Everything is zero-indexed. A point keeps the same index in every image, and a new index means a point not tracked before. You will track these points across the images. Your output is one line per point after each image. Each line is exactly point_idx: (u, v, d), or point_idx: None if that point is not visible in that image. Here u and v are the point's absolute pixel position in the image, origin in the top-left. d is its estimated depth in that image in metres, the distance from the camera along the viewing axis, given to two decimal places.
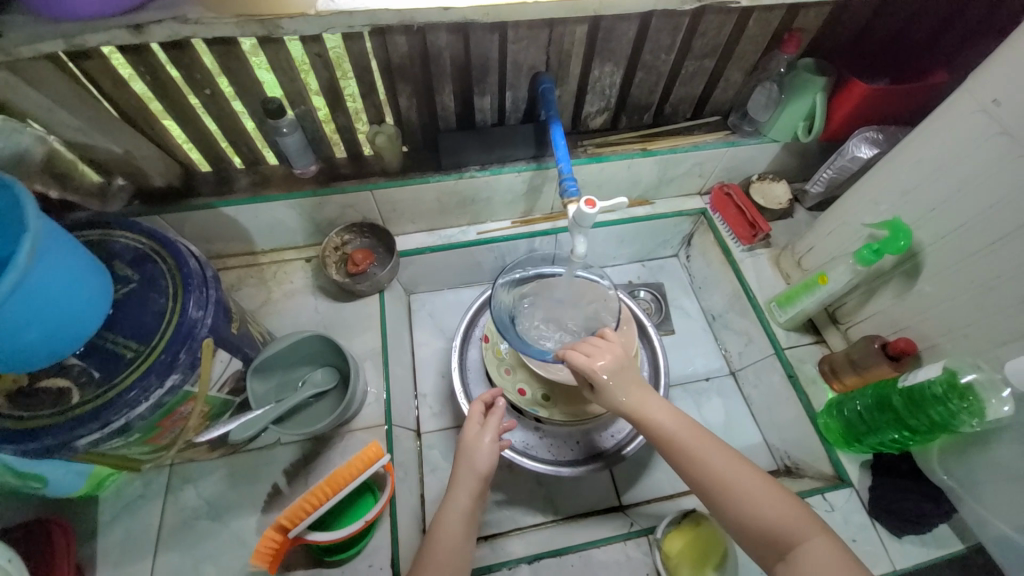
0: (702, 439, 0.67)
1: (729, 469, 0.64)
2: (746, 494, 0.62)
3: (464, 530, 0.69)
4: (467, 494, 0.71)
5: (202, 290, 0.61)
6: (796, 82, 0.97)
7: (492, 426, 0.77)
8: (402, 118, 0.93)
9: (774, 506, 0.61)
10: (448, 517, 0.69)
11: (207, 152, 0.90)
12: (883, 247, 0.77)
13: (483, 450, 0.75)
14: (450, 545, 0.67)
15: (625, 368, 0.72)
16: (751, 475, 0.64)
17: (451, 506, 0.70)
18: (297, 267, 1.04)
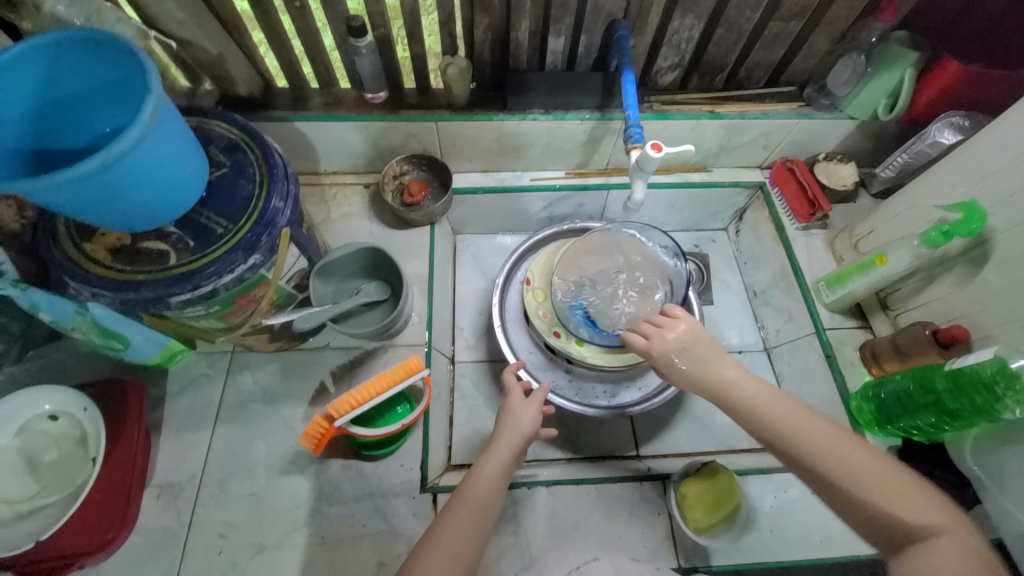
0: (791, 408, 0.61)
1: (829, 444, 0.57)
2: (854, 476, 0.55)
3: (498, 486, 0.68)
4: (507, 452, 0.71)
5: (285, 183, 0.65)
6: (885, 56, 0.93)
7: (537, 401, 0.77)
8: (475, 53, 0.94)
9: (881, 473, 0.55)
10: (483, 471, 0.68)
11: (288, 67, 0.94)
12: (953, 230, 0.75)
13: (527, 419, 0.74)
14: (484, 495, 0.66)
15: (697, 343, 0.69)
16: (857, 451, 0.56)
17: (488, 463, 0.69)
18: (355, 192, 1.09)
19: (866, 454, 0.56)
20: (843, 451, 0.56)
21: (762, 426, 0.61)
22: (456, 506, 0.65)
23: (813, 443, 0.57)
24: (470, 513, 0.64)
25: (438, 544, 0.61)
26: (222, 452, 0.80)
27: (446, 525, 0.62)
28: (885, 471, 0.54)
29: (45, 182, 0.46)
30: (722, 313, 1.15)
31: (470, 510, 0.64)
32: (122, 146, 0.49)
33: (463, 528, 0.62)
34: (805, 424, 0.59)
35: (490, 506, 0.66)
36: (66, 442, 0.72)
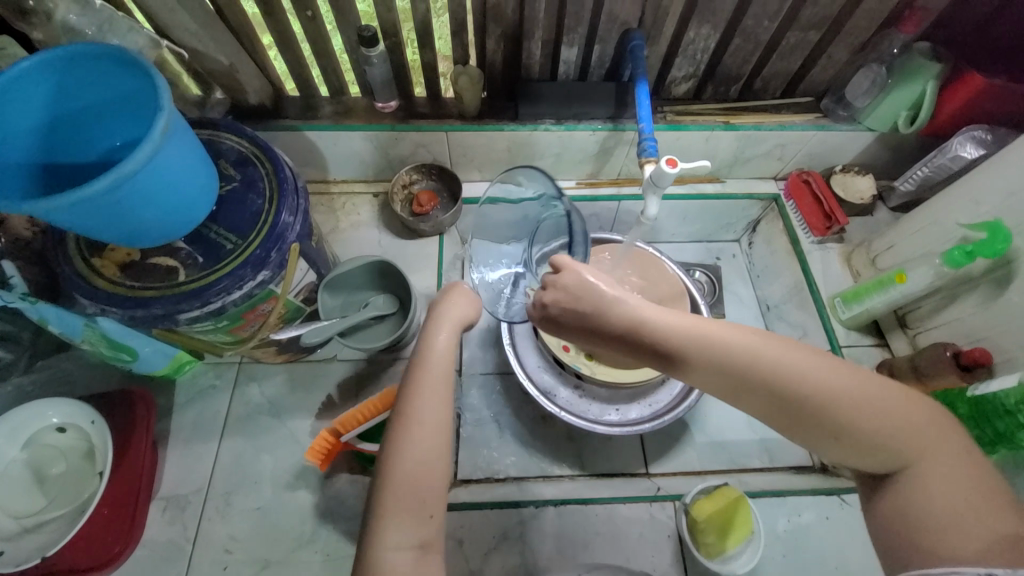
0: (793, 352, 0.54)
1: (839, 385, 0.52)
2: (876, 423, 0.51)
3: (450, 362, 0.61)
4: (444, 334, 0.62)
5: (296, 197, 0.64)
6: (907, 67, 0.91)
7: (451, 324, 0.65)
8: (487, 62, 0.93)
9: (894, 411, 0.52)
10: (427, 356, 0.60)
11: (299, 76, 0.94)
12: (977, 249, 0.73)
13: (468, 303, 0.68)
14: (437, 376, 0.59)
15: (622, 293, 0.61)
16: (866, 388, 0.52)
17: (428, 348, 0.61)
18: (365, 201, 1.08)
19: (872, 384, 0.53)
20: (851, 391, 0.52)
21: (768, 382, 0.54)
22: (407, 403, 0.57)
23: (827, 388, 0.52)
24: (425, 409, 0.57)
25: (405, 452, 0.55)
26: (228, 465, 0.80)
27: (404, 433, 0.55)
28: (894, 398, 0.52)
29: (58, 202, 0.45)
30: None
31: (425, 408, 0.57)
32: (133, 164, 0.48)
33: (422, 428, 0.56)
34: (815, 368, 0.53)
35: (442, 389, 0.59)
36: (73, 454, 0.73)
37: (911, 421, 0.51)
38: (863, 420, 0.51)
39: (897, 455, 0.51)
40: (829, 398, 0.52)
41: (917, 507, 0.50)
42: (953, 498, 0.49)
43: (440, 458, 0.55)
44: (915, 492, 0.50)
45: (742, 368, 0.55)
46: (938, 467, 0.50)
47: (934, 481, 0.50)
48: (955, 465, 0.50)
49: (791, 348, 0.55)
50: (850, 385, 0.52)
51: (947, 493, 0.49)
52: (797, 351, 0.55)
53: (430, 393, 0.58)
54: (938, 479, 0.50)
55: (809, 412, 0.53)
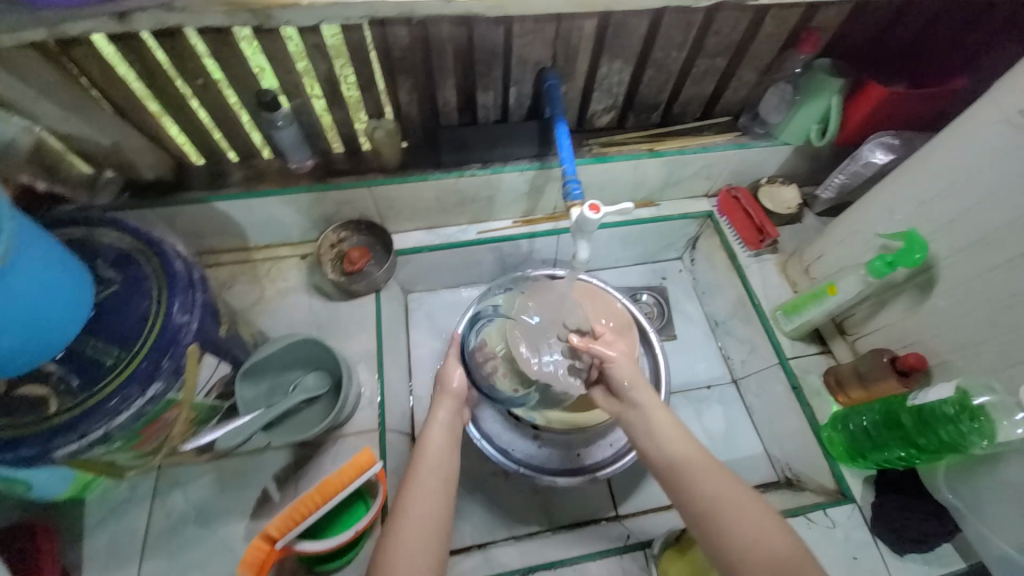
0: (722, 477, 0.63)
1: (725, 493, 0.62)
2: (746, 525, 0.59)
3: (445, 459, 0.69)
4: (444, 408, 0.74)
5: (188, 292, 0.58)
6: (811, 83, 0.94)
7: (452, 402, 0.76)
8: (403, 113, 0.90)
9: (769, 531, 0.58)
10: (434, 431, 0.71)
11: (200, 144, 0.87)
12: (897, 259, 0.74)
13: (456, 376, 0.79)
14: (432, 473, 0.67)
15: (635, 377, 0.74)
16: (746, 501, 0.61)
17: (435, 420, 0.73)
18: (292, 264, 1.02)
19: (776, 525, 0.58)
20: (756, 521, 0.59)
21: (693, 495, 0.62)
22: (417, 475, 0.66)
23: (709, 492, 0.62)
24: (433, 478, 0.66)
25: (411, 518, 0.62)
26: None
27: (413, 498, 0.64)
28: (789, 538, 0.57)
29: None
30: (686, 348, 1.14)
31: (433, 478, 0.66)
32: None
33: (431, 494, 0.65)
34: (729, 491, 0.62)
35: (450, 463, 0.69)
36: None
37: (800, 560, 0.55)
38: (756, 547, 0.57)
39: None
40: (737, 522, 0.59)
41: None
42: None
43: (443, 525, 0.63)
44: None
45: (674, 469, 0.65)
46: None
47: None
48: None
49: (721, 471, 0.64)
50: (756, 514, 0.59)
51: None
52: (700, 462, 0.65)
53: (439, 465, 0.68)
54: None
55: (716, 531, 0.59)
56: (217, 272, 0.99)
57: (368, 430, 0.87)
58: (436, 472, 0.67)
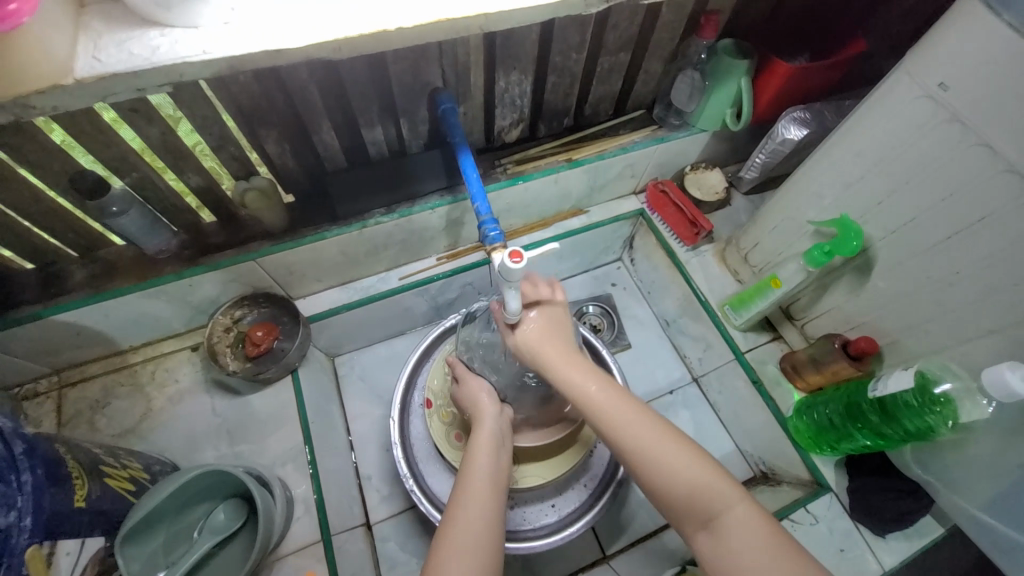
0: (639, 414, 0.60)
1: (652, 439, 0.58)
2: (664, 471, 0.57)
3: (493, 476, 0.64)
4: (490, 416, 0.70)
5: (8, 479, 0.45)
6: (719, 68, 0.89)
7: (488, 407, 0.71)
8: (278, 166, 0.76)
9: (690, 474, 0.56)
10: (483, 431, 0.68)
11: (18, 247, 0.69)
12: (834, 248, 0.72)
13: (478, 387, 0.73)
14: (483, 489, 0.62)
15: (546, 335, 0.66)
16: (666, 443, 0.58)
17: (485, 426, 0.68)
18: (182, 360, 0.85)
19: (689, 456, 0.57)
20: (675, 452, 0.57)
21: (616, 435, 0.60)
22: (467, 481, 0.63)
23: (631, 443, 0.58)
24: (484, 485, 0.63)
25: (462, 522, 0.59)
26: None
27: (465, 505, 0.60)
28: (705, 467, 0.56)
29: None
30: (641, 354, 1.10)
31: (483, 479, 0.63)
32: None
33: (478, 497, 0.61)
34: (646, 435, 0.59)
35: (496, 462, 0.65)
36: None
37: (718, 485, 0.55)
38: (675, 481, 0.56)
39: (704, 510, 0.55)
40: (658, 457, 0.57)
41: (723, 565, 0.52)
42: (747, 553, 0.51)
43: (499, 531, 0.60)
44: (721, 549, 0.53)
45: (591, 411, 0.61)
46: (739, 521, 0.53)
47: (738, 538, 0.52)
48: (754, 526, 0.53)
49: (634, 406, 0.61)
50: (671, 450, 0.57)
51: (741, 550, 0.51)
52: (619, 406, 0.61)
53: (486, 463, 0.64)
54: (741, 535, 0.52)
55: (643, 469, 0.57)
56: (86, 390, 0.81)
57: (310, 542, 0.74)
58: (484, 475, 0.63)
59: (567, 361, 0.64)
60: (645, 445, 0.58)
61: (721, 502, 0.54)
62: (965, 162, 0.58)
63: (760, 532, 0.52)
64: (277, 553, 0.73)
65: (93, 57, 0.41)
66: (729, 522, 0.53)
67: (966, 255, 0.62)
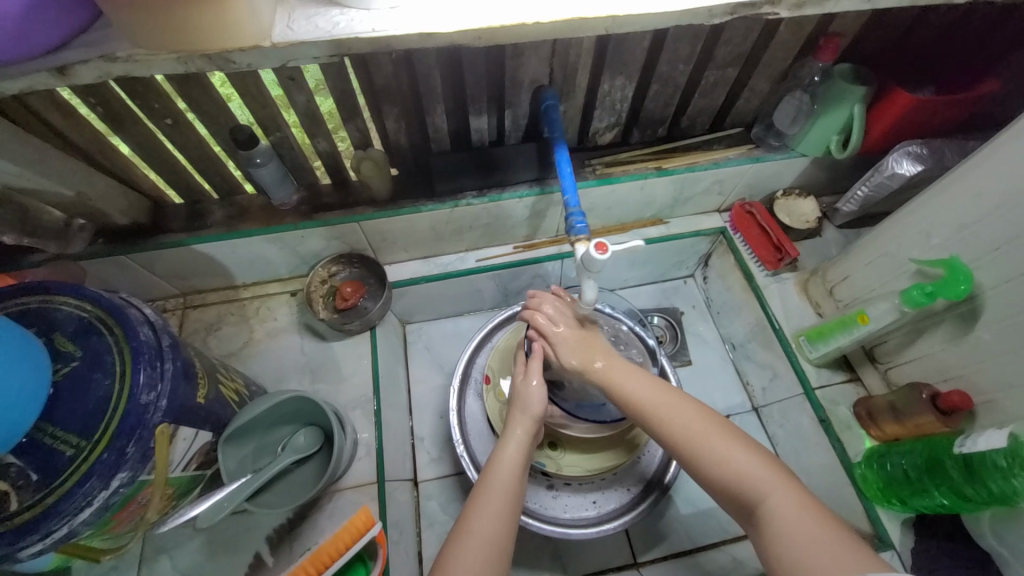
0: (676, 403, 0.64)
1: (691, 424, 0.62)
2: (697, 450, 0.60)
3: (516, 479, 0.65)
4: (517, 440, 0.68)
5: (156, 364, 0.54)
6: (831, 93, 0.86)
7: (518, 421, 0.70)
8: (391, 141, 0.84)
9: (730, 461, 0.58)
10: (499, 466, 0.66)
11: (176, 184, 0.82)
12: (937, 290, 0.68)
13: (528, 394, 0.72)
14: (501, 491, 0.63)
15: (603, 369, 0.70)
16: (712, 431, 0.61)
17: (507, 446, 0.68)
18: (281, 302, 0.97)
19: (726, 437, 0.60)
20: (710, 435, 0.60)
21: (657, 421, 0.64)
22: (484, 484, 0.64)
23: (680, 427, 0.62)
24: (497, 498, 0.63)
25: (475, 520, 0.61)
26: None
27: (481, 506, 0.62)
28: (738, 453, 0.58)
29: None
30: (701, 373, 1.08)
31: (492, 513, 0.61)
32: None
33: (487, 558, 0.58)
34: (687, 420, 0.62)
35: (518, 494, 0.64)
36: None
37: (756, 468, 0.57)
38: (718, 466, 0.58)
39: (743, 493, 0.56)
40: (703, 443, 0.60)
41: (770, 549, 0.52)
42: (790, 535, 0.51)
43: (507, 538, 0.60)
44: (767, 532, 0.53)
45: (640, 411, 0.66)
46: (784, 505, 0.53)
47: (780, 521, 0.52)
48: (797, 511, 0.52)
49: (679, 397, 0.65)
50: (701, 426, 0.61)
51: (792, 531, 0.51)
52: (672, 399, 0.65)
53: (501, 510, 0.62)
54: (785, 516, 0.52)
55: (687, 452, 0.60)
56: (203, 313, 0.94)
57: (366, 483, 0.80)
58: (509, 477, 0.65)
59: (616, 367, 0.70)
60: (689, 433, 0.61)
61: (764, 486, 0.55)
62: None
63: (806, 522, 0.51)
64: (336, 485, 0.79)
65: (287, 27, 0.50)
66: (774, 509, 0.53)
67: None
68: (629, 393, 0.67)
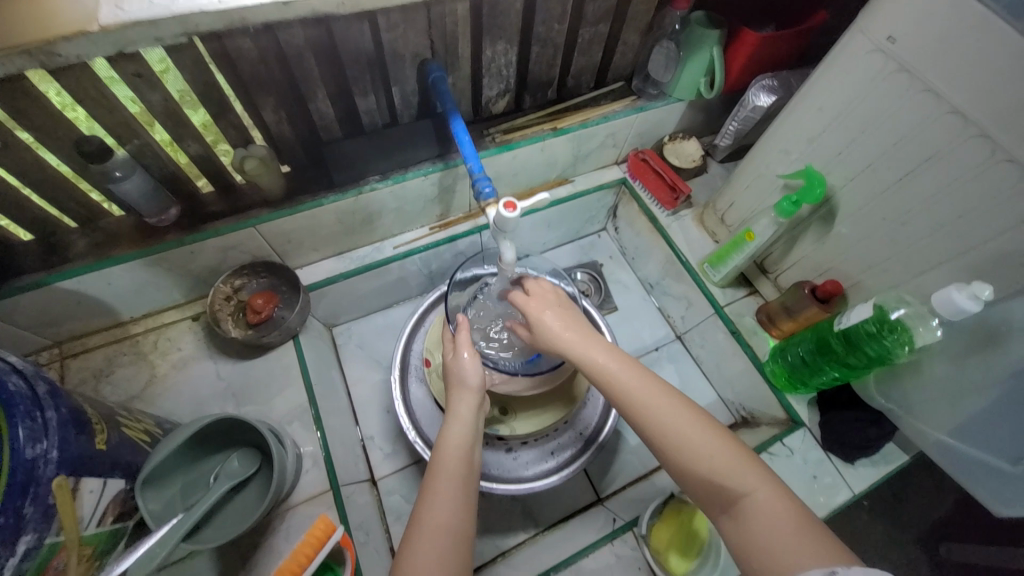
0: (654, 386, 0.58)
1: (671, 414, 0.56)
2: (676, 440, 0.54)
3: (462, 460, 0.63)
4: (461, 420, 0.67)
5: (35, 416, 0.47)
6: (692, 38, 0.94)
7: (463, 397, 0.69)
8: (274, 134, 0.78)
9: (712, 452, 0.53)
10: (445, 451, 0.63)
11: (19, 218, 0.70)
12: (801, 198, 0.79)
13: (468, 370, 0.71)
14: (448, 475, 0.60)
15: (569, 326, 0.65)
16: (694, 424, 0.55)
17: (451, 431, 0.65)
18: (183, 329, 0.88)
19: (711, 432, 0.54)
20: (692, 425, 0.55)
21: (635, 404, 0.57)
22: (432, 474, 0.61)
23: (660, 416, 0.56)
24: (450, 485, 0.60)
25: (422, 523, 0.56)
26: None
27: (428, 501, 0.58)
28: (722, 446, 0.53)
29: None
30: (627, 315, 1.16)
31: (436, 508, 0.57)
32: None
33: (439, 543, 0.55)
34: (669, 411, 0.56)
35: (469, 475, 0.62)
36: None
37: (737, 462, 0.52)
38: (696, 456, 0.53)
39: (726, 487, 0.51)
40: (685, 432, 0.55)
41: (751, 546, 0.47)
42: (772, 532, 0.47)
43: (459, 531, 0.57)
44: (748, 528, 0.48)
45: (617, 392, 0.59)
46: (766, 501, 0.49)
47: (762, 516, 0.48)
48: (778, 506, 0.49)
49: (661, 388, 0.58)
50: (688, 423, 0.55)
51: (773, 534, 0.46)
52: (651, 384, 0.59)
53: (451, 492, 0.59)
54: (766, 513, 0.48)
55: (667, 439, 0.55)
56: (88, 360, 0.82)
57: (319, 493, 0.76)
58: (455, 462, 0.62)
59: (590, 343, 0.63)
60: (668, 422, 0.55)
61: (747, 481, 0.51)
62: (916, 110, 0.64)
63: (786, 518, 0.47)
64: (287, 503, 0.74)
65: (115, 7, 0.48)
66: (756, 506, 0.49)
67: (916, 194, 0.68)
68: (604, 372, 0.60)
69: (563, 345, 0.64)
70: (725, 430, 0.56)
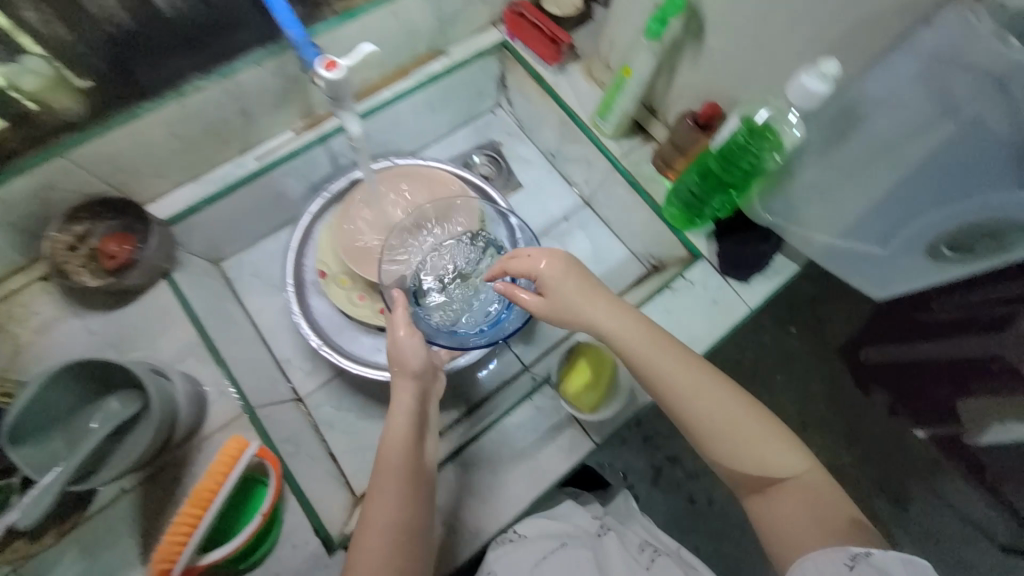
0: (683, 357, 0.68)
1: (708, 402, 0.66)
2: (717, 427, 0.65)
3: (409, 456, 0.65)
4: (406, 405, 0.68)
5: None
6: None
7: (404, 379, 0.70)
8: (48, 38, 0.65)
9: (748, 440, 0.65)
10: (388, 446, 0.65)
11: None
12: (664, 13, 0.75)
13: (406, 356, 0.69)
14: (393, 474, 0.64)
15: (580, 298, 0.70)
16: (729, 403, 0.66)
17: (390, 426, 0.67)
18: (36, 292, 0.78)
19: (742, 407, 0.66)
20: (733, 421, 0.66)
21: (671, 385, 0.67)
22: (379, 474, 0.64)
23: (697, 396, 0.66)
24: (393, 482, 0.63)
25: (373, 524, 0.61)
26: None
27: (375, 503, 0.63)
28: (753, 422, 0.65)
29: None
30: (534, 191, 1.12)
31: (386, 505, 0.62)
32: None
33: (390, 540, 0.61)
34: (707, 391, 0.66)
35: (416, 464, 0.66)
36: None
37: (771, 444, 0.65)
38: (729, 432, 0.65)
39: (761, 482, 0.64)
40: (718, 411, 0.65)
41: (777, 529, 0.62)
42: (795, 520, 0.61)
43: (405, 518, 0.62)
44: (776, 515, 0.63)
45: (652, 374, 0.67)
46: (795, 499, 0.63)
47: (791, 508, 0.62)
48: (802, 501, 0.63)
49: (703, 374, 0.67)
50: (727, 407, 0.66)
51: (800, 527, 0.61)
52: (681, 358, 0.67)
53: (393, 491, 0.63)
54: (794, 507, 0.62)
55: (708, 443, 0.66)
56: None
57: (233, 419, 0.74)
58: (395, 457, 0.65)
59: (620, 320, 0.69)
60: (706, 413, 0.66)
61: (779, 469, 0.64)
62: None
63: (811, 511, 0.61)
64: (201, 434, 0.72)
65: None
66: (787, 499, 0.63)
67: None
68: (635, 352, 0.68)
69: (580, 317, 0.70)
70: (752, 408, 0.67)
